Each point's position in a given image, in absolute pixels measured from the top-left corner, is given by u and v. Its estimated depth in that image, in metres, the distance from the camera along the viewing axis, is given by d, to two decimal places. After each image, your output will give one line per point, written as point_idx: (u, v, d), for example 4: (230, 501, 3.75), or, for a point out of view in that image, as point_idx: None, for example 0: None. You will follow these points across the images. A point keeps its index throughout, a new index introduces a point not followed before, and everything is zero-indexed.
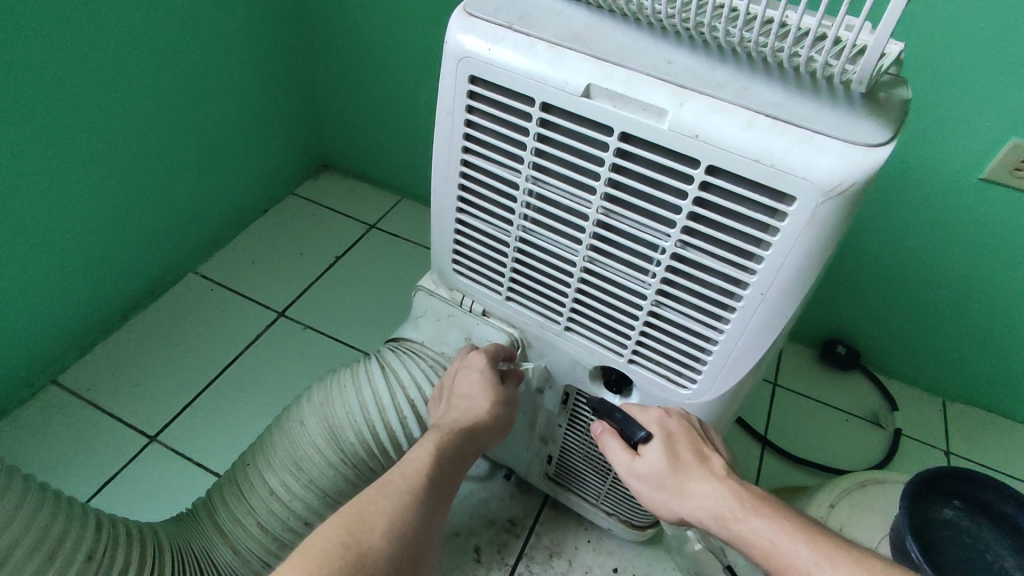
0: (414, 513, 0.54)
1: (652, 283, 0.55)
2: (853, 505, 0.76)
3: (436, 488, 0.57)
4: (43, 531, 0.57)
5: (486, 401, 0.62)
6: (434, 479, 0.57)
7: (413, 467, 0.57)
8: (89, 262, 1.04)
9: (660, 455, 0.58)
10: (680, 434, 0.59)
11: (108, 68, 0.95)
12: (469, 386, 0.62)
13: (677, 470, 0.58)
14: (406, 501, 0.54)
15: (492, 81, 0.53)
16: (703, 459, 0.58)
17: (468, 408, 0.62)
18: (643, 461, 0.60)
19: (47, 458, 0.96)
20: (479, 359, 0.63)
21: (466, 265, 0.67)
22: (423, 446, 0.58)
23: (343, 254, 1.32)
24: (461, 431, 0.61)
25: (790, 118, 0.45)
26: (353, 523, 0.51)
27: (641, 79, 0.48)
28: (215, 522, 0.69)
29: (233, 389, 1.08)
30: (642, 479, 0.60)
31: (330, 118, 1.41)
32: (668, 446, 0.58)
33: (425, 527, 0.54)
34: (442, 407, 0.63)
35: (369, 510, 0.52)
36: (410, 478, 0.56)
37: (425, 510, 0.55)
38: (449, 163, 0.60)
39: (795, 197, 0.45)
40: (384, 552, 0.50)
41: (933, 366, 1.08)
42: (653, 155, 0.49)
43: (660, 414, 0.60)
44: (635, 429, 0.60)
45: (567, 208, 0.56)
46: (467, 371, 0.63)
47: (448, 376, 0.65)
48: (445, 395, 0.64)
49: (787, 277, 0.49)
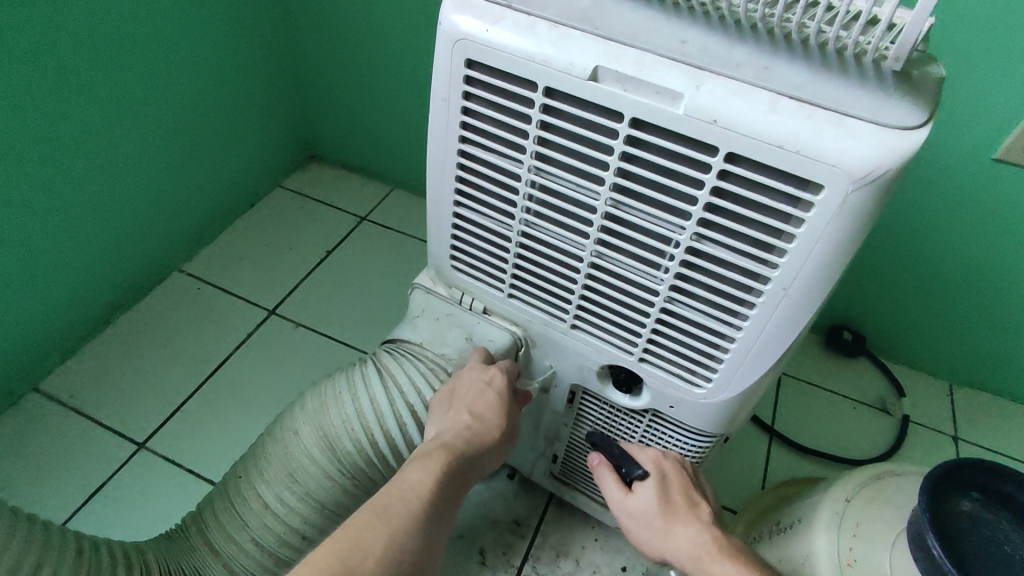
0: (414, 535, 0.51)
1: (664, 278, 0.52)
2: (871, 499, 0.72)
3: (439, 510, 0.54)
4: (21, 548, 0.55)
5: (500, 421, 0.60)
6: (439, 500, 0.54)
7: (418, 486, 0.53)
8: (68, 264, 1.00)
9: (652, 494, 0.61)
10: (672, 479, 0.62)
11: (78, 58, 0.90)
12: (484, 406, 0.60)
13: (668, 511, 0.60)
14: (407, 525, 0.51)
15: (490, 65, 0.50)
16: (691, 505, 0.60)
17: (480, 427, 0.59)
18: (635, 497, 0.61)
19: (31, 468, 0.92)
20: (499, 377, 0.61)
21: (464, 261, 0.64)
22: (432, 462, 0.55)
23: (334, 248, 1.28)
24: (471, 450, 0.57)
25: (816, 99, 0.42)
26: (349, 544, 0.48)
27: (652, 60, 0.45)
28: (206, 538, 0.66)
29: (223, 392, 1.04)
30: (632, 514, 0.62)
31: (318, 107, 1.36)
32: (661, 486, 0.61)
33: (424, 552, 0.51)
34: (448, 417, 0.59)
35: (368, 533, 0.49)
36: (411, 498, 0.52)
37: (426, 534, 0.52)
38: (445, 154, 0.57)
39: (822, 185, 0.42)
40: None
41: (941, 351, 1.06)
42: (666, 142, 0.45)
43: (657, 455, 0.63)
44: (632, 466, 0.63)
45: (573, 201, 0.53)
46: (484, 389, 0.60)
47: (456, 384, 0.61)
48: (455, 404, 0.60)
49: (812, 271, 0.46)
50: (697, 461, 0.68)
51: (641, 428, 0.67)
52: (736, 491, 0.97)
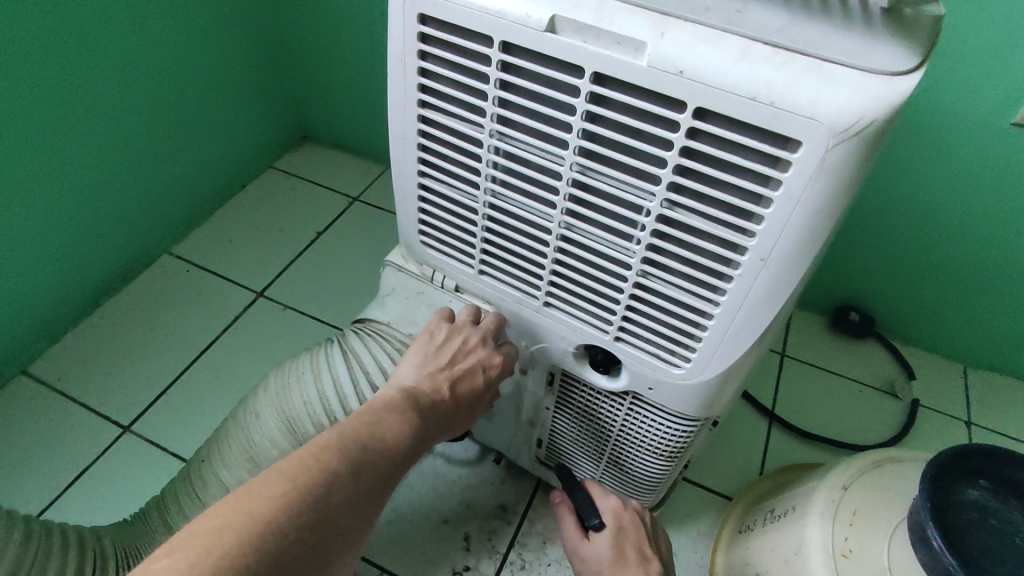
0: (369, 488, 0.45)
1: (637, 250, 0.48)
2: (869, 487, 0.68)
3: (397, 474, 0.48)
4: None
5: (467, 412, 0.58)
6: (404, 457, 0.49)
7: (390, 439, 0.48)
8: (54, 247, 0.98)
9: (605, 545, 0.64)
10: (628, 532, 0.65)
11: (56, 33, 0.87)
12: (467, 386, 0.57)
13: (618, 564, 0.64)
14: (367, 478, 0.45)
15: (444, 20, 0.46)
16: (643, 560, 0.64)
17: (452, 411, 0.56)
18: (590, 544, 0.66)
19: (17, 452, 0.92)
20: (496, 370, 0.59)
21: (434, 236, 0.61)
22: (409, 422, 0.50)
23: (324, 230, 1.25)
24: (436, 427, 0.54)
25: (793, 43, 0.37)
26: (308, 475, 0.42)
27: (613, 7, 0.41)
28: (167, 524, 0.65)
29: (209, 375, 1.03)
30: (587, 559, 0.66)
31: (308, 86, 1.32)
32: (616, 537, 0.65)
33: (370, 512, 0.45)
34: (433, 380, 0.55)
35: (331, 470, 0.43)
36: (376, 447, 0.47)
37: (378, 493, 0.46)
38: (406, 120, 0.53)
39: (800, 141, 0.38)
40: (329, 539, 0.41)
41: (954, 332, 1.01)
42: (630, 98, 0.41)
43: (616, 506, 0.67)
44: (591, 516, 0.66)
45: (539, 167, 0.49)
46: (474, 369, 0.57)
47: (457, 349, 0.58)
48: (445, 371, 0.56)
49: (795, 237, 0.41)
50: (682, 446, 0.64)
51: (622, 413, 0.64)
52: (733, 477, 0.93)
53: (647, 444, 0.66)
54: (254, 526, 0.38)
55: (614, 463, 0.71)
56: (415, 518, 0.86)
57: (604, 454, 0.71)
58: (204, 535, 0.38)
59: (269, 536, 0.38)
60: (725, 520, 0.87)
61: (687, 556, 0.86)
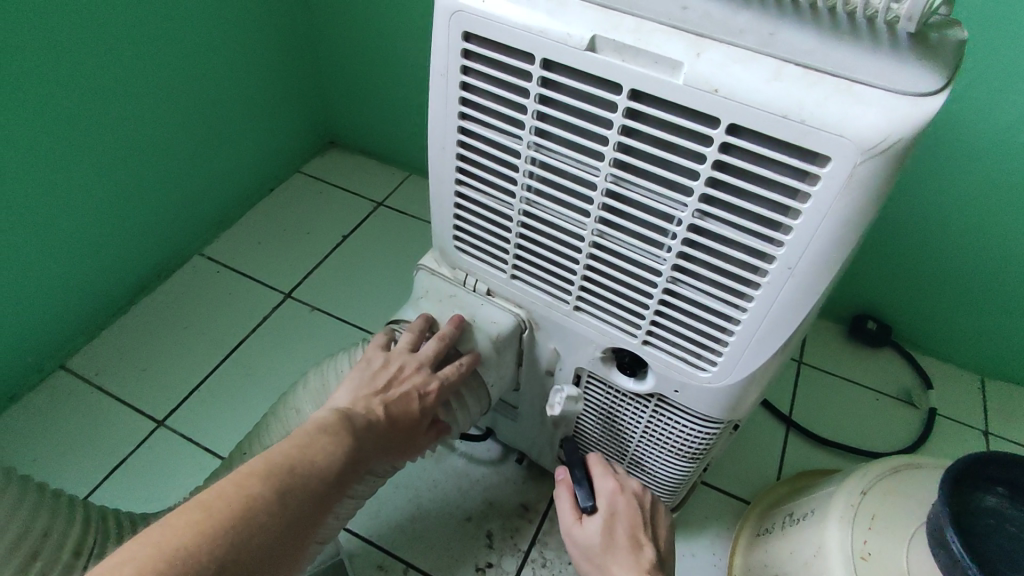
0: (295, 510, 0.46)
1: (667, 258, 0.50)
2: (888, 492, 0.69)
3: (326, 497, 0.49)
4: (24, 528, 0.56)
5: (402, 434, 0.59)
6: (335, 480, 0.50)
7: (320, 461, 0.49)
8: (92, 247, 1.02)
9: (595, 530, 0.63)
10: (622, 516, 0.64)
11: (99, 43, 0.91)
12: (401, 411, 0.58)
13: (607, 548, 0.62)
14: (293, 501, 0.46)
15: (487, 38, 0.48)
16: (635, 545, 0.62)
17: (385, 431, 0.57)
18: (581, 527, 0.65)
19: (57, 443, 0.96)
20: (432, 396, 0.60)
21: (468, 242, 0.63)
22: (340, 444, 0.51)
23: (350, 233, 1.29)
24: (369, 449, 0.55)
25: (824, 65, 0.39)
26: (229, 501, 0.43)
27: (652, 28, 0.43)
28: None
29: (239, 372, 1.06)
30: (577, 543, 0.65)
31: (336, 93, 1.36)
32: (607, 522, 0.63)
33: (299, 534, 0.46)
34: (367, 402, 0.57)
35: (253, 496, 0.44)
36: (305, 470, 0.48)
37: (307, 518, 0.47)
38: (445, 130, 0.56)
39: (829, 157, 0.40)
40: (248, 563, 0.42)
41: (972, 342, 1.02)
42: (666, 114, 0.44)
43: (612, 490, 0.66)
44: (585, 499, 0.66)
45: (574, 177, 0.51)
46: (407, 394, 0.59)
47: (392, 374, 0.60)
48: (379, 393, 0.58)
49: (818, 250, 0.44)
50: (704, 448, 0.66)
51: (647, 414, 0.66)
52: (750, 482, 0.95)
53: (669, 445, 0.68)
54: (168, 556, 0.39)
55: (637, 463, 0.73)
56: (439, 516, 0.88)
57: (626, 455, 0.73)
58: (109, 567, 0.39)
59: (180, 565, 0.39)
60: (742, 523, 0.88)
61: (705, 558, 0.88)
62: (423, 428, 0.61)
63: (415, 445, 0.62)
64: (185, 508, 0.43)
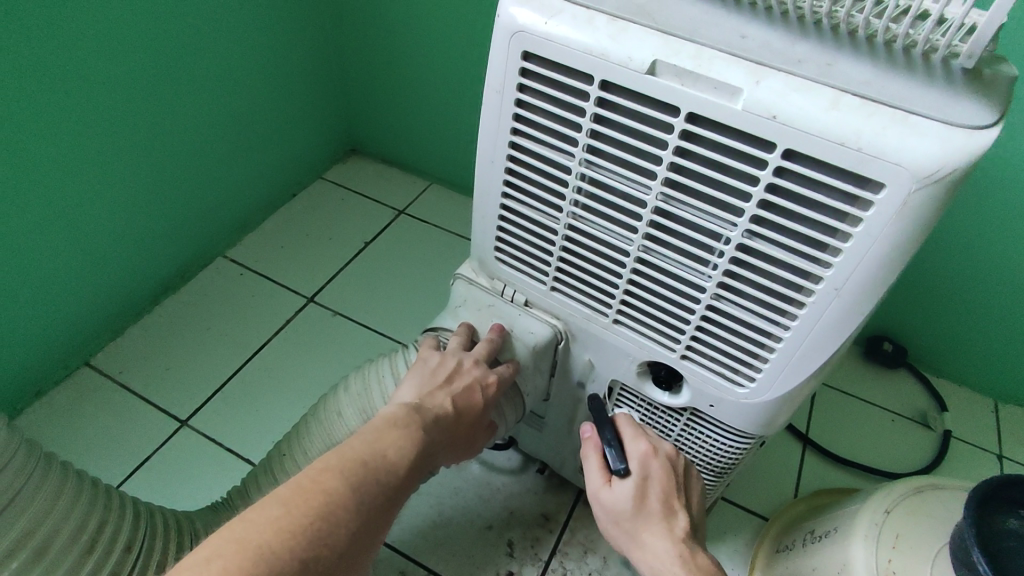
0: (371, 505, 0.49)
1: (713, 275, 0.51)
2: (912, 512, 0.70)
3: (401, 489, 0.52)
4: (82, 520, 0.57)
5: (467, 428, 0.62)
6: (406, 475, 0.53)
7: (392, 456, 0.52)
8: (122, 246, 1.04)
9: (626, 496, 0.59)
10: (655, 481, 0.60)
11: (142, 48, 0.94)
12: (468, 403, 0.61)
13: (639, 514, 0.59)
14: (369, 497, 0.49)
15: (547, 57, 0.50)
16: (669, 512, 0.59)
17: (453, 424, 0.60)
18: (610, 491, 0.60)
19: (82, 440, 0.96)
20: (492, 389, 0.63)
21: (508, 253, 0.65)
22: (412, 437, 0.54)
23: (372, 240, 1.30)
24: (438, 441, 0.58)
25: (880, 96, 0.41)
26: (309, 499, 0.46)
27: (712, 54, 0.45)
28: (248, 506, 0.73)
29: (263, 375, 1.07)
30: (605, 506, 0.61)
31: (361, 102, 1.38)
32: (640, 486, 0.59)
33: (375, 525, 0.49)
34: (433, 396, 0.60)
35: (329, 492, 0.47)
36: (378, 464, 0.51)
37: (380, 512, 0.50)
38: (496, 145, 0.57)
39: (884, 184, 0.41)
40: (324, 561, 0.45)
41: (988, 366, 1.03)
42: (721, 137, 0.45)
43: (645, 453, 0.61)
44: (616, 461, 0.60)
45: (623, 194, 0.53)
46: (470, 388, 0.62)
47: (452, 370, 0.62)
48: (443, 387, 0.61)
49: (867, 272, 0.45)
50: (733, 462, 0.67)
51: (678, 428, 0.67)
52: (767, 499, 0.95)
53: (699, 458, 0.69)
54: (250, 555, 0.42)
55: None
56: (461, 523, 0.89)
57: None
58: (195, 564, 0.42)
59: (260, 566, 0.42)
60: (761, 540, 0.89)
61: None
62: (484, 422, 0.65)
63: (475, 441, 0.66)
64: (265, 504, 0.45)
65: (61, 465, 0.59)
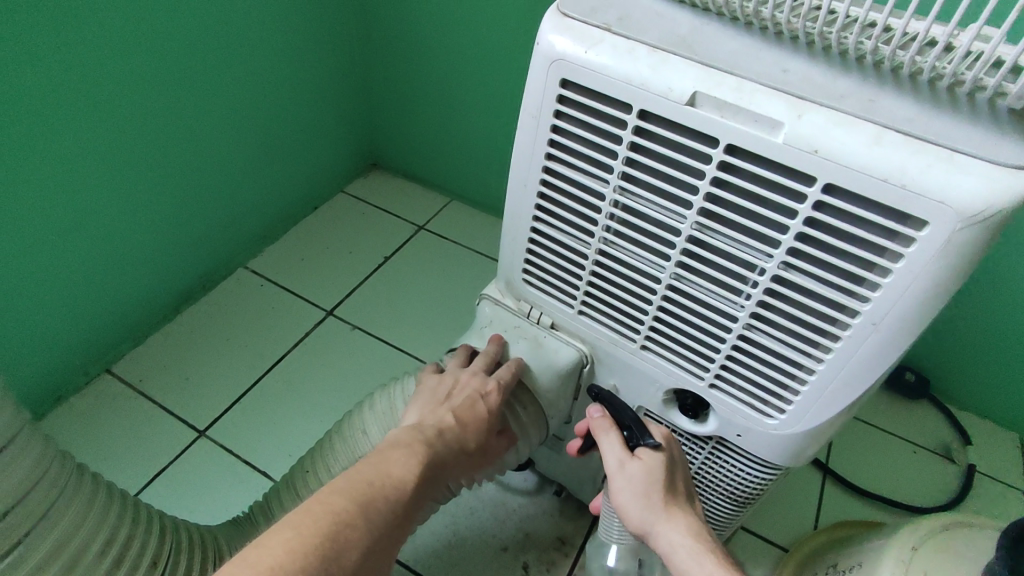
0: (376, 528, 0.49)
1: (745, 305, 0.51)
2: (939, 551, 0.68)
3: (409, 506, 0.53)
4: (111, 533, 0.58)
5: (477, 438, 0.62)
6: (411, 493, 0.54)
7: (396, 474, 0.53)
8: (147, 255, 1.05)
9: (660, 466, 0.58)
10: (676, 461, 0.60)
11: (172, 65, 0.96)
12: (470, 415, 0.61)
13: (668, 489, 0.58)
14: (378, 518, 0.50)
15: (586, 86, 0.50)
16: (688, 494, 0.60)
17: (459, 436, 0.60)
18: (640, 461, 0.58)
19: (100, 447, 0.97)
20: (493, 395, 0.62)
21: (536, 275, 0.65)
22: (413, 455, 0.55)
23: (392, 255, 1.31)
24: (445, 455, 0.59)
25: (925, 134, 0.41)
26: (318, 520, 0.46)
27: (753, 87, 0.45)
28: (268, 519, 0.74)
29: (281, 387, 1.07)
30: (632, 479, 0.58)
31: (385, 118, 1.40)
32: (669, 461, 0.59)
33: (381, 544, 0.50)
34: (434, 414, 0.61)
35: (337, 513, 0.48)
36: (382, 483, 0.52)
37: (387, 530, 0.51)
38: (529, 169, 0.58)
39: (927, 222, 0.41)
40: None
41: (1014, 400, 1.01)
42: (761, 169, 0.45)
43: (666, 435, 0.61)
44: (646, 436, 0.59)
45: (658, 222, 0.53)
46: (471, 399, 0.61)
47: (451, 386, 0.63)
48: (443, 404, 0.62)
49: (905, 309, 0.45)
50: (758, 492, 0.66)
51: (703, 456, 0.66)
52: (787, 529, 0.94)
53: (723, 487, 0.68)
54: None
55: None
56: (476, 544, 0.88)
57: None
58: None
59: None
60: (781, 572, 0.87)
61: None
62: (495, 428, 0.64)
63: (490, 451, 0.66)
64: (276, 528, 0.45)
65: (94, 476, 0.60)
